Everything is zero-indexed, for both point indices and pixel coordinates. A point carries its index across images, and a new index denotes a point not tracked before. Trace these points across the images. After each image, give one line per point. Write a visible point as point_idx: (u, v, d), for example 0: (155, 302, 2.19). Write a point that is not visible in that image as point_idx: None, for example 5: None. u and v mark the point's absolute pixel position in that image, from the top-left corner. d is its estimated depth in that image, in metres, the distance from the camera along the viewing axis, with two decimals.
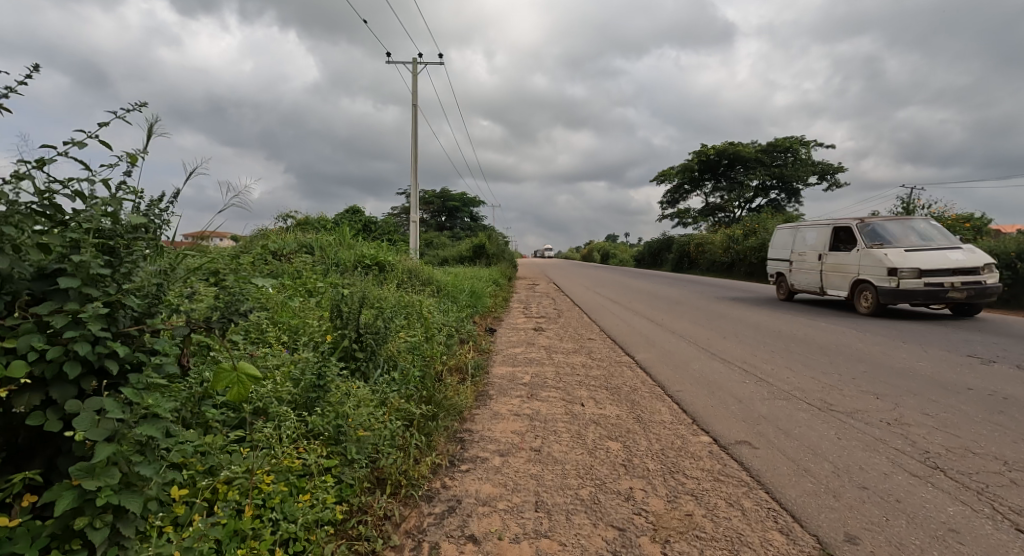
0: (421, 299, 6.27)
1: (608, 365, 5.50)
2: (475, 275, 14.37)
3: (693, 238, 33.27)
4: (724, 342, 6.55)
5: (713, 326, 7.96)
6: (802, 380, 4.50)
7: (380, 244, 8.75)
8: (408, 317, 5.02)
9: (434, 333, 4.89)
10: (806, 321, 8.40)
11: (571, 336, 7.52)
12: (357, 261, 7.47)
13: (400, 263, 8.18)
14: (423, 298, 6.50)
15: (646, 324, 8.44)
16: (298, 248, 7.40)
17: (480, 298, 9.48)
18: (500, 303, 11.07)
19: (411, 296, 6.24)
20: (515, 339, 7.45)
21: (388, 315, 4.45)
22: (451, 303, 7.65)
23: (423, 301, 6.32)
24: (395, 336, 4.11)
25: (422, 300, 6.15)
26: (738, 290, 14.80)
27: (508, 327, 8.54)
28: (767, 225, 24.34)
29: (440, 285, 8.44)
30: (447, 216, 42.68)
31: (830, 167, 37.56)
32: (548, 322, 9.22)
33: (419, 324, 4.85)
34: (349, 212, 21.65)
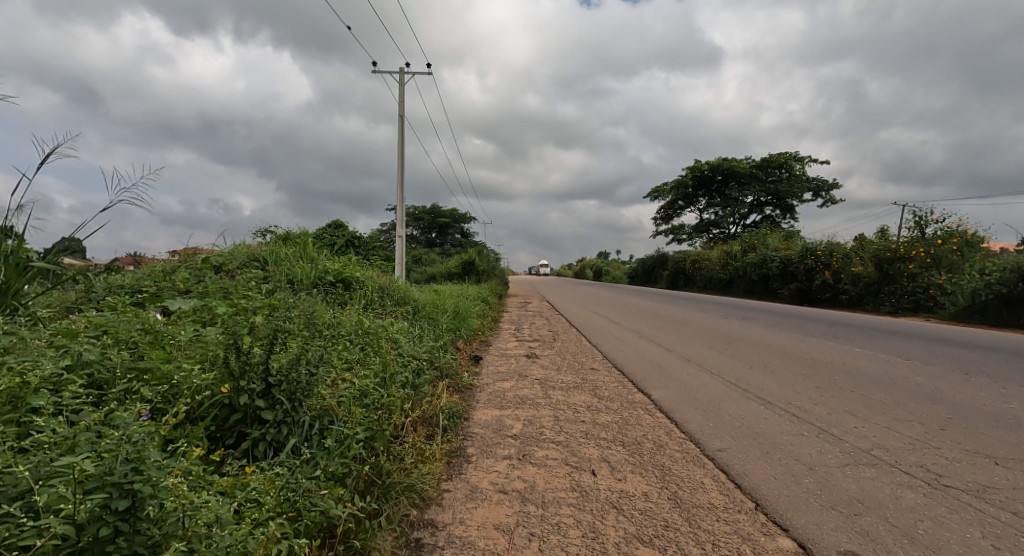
0: (387, 323, 5.16)
1: (618, 408, 4.39)
2: (462, 293, 13.25)
3: (689, 255, 32.49)
4: (754, 374, 5.48)
5: (734, 353, 6.91)
6: (879, 434, 3.43)
7: (350, 259, 7.65)
8: (363, 351, 3.90)
9: (396, 371, 3.76)
10: (838, 346, 7.35)
11: (569, 366, 6.41)
12: (317, 276, 6.35)
13: (370, 280, 7.07)
14: (391, 323, 5.38)
15: (655, 350, 7.35)
16: (248, 262, 6.30)
17: (464, 320, 8.35)
18: (488, 325, 9.98)
19: (375, 321, 5.12)
20: (504, 370, 6.34)
21: (328, 350, 3.32)
22: (428, 327, 6.51)
23: (391, 327, 5.21)
24: (333, 382, 3.00)
25: (388, 325, 5.04)
26: (745, 309, 13.77)
27: (497, 354, 7.40)
28: (767, 241, 23.55)
29: (417, 304, 7.31)
30: (437, 233, 41.73)
31: (825, 182, 37.12)
32: (543, 347, 8.09)
33: (376, 359, 3.73)
34: (331, 226, 20.57)
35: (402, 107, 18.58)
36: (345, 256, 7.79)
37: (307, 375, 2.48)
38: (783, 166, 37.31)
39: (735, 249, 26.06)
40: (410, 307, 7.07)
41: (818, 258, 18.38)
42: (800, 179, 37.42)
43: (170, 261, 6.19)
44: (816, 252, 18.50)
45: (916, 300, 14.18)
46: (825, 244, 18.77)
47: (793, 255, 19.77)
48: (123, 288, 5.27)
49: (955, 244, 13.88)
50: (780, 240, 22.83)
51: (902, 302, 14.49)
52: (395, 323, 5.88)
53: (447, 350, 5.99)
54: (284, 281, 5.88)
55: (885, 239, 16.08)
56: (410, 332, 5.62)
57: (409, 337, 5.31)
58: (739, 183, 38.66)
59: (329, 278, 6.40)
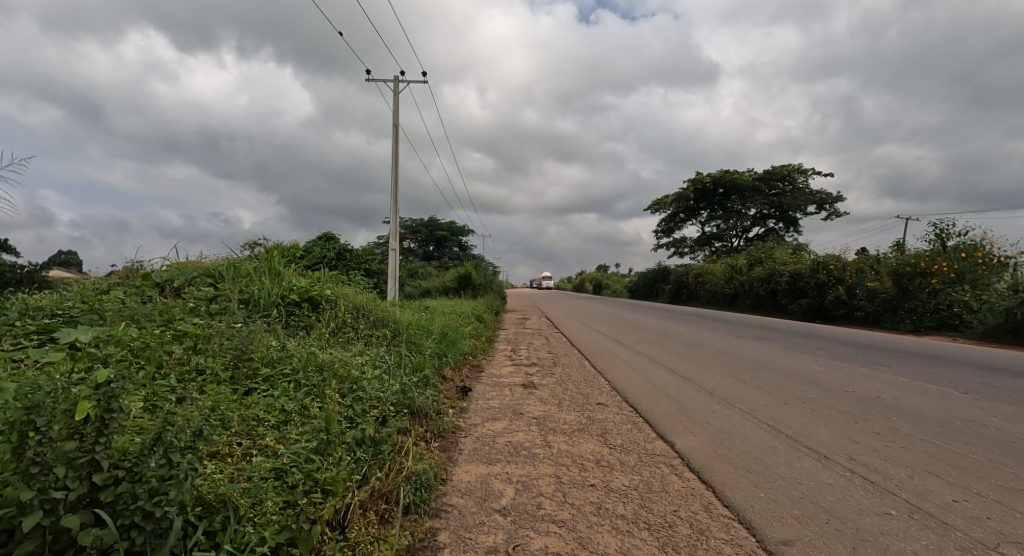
0: (350, 357, 4.26)
1: (637, 465, 3.48)
2: (455, 310, 12.33)
3: (691, 268, 31.68)
4: (793, 415, 4.59)
5: (759, 384, 6.03)
6: (999, 519, 2.55)
7: (324, 276, 6.76)
8: (307, 397, 3.02)
9: (345, 427, 2.88)
10: (877, 374, 6.45)
11: (572, 401, 5.49)
12: (279, 295, 5.46)
13: (344, 298, 6.19)
14: (356, 357, 4.48)
15: (669, 379, 6.45)
16: (200, 278, 5.39)
17: (453, 342, 7.43)
18: (482, 346, 9.12)
19: (334, 353, 4.22)
20: (497, 404, 5.42)
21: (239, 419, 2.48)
22: (407, 354, 5.59)
23: (355, 360, 4.31)
24: (235, 464, 2.14)
25: (351, 359, 4.16)
26: (758, 327, 12.89)
27: (489, 383, 6.48)
28: (774, 254, 22.75)
29: (398, 325, 6.41)
30: (435, 246, 40.98)
31: (830, 195, 36.51)
32: (541, 374, 7.15)
33: (319, 408, 2.86)
34: (322, 238, 19.73)
35: (395, 115, 17.87)
36: (318, 273, 6.88)
37: (166, 466, 1.66)
38: (786, 179, 36.75)
39: (740, 263, 25.27)
40: (389, 330, 6.17)
41: (830, 272, 17.57)
42: (804, 192, 36.81)
43: (108, 278, 5.30)
44: (828, 267, 17.69)
45: (940, 318, 13.33)
46: (838, 258, 17.96)
47: (803, 269, 18.97)
48: (37, 309, 4.36)
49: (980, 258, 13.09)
50: (788, 253, 22.04)
51: (925, 320, 13.64)
52: (364, 352, 4.98)
53: (428, 383, 5.09)
54: (235, 303, 4.98)
55: (902, 253, 15.30)
56: (380, 364, 4.72)
57: (379, 372, 4.42)
58: (741, 195, 38.05)
59: (294, 297, 5.51)
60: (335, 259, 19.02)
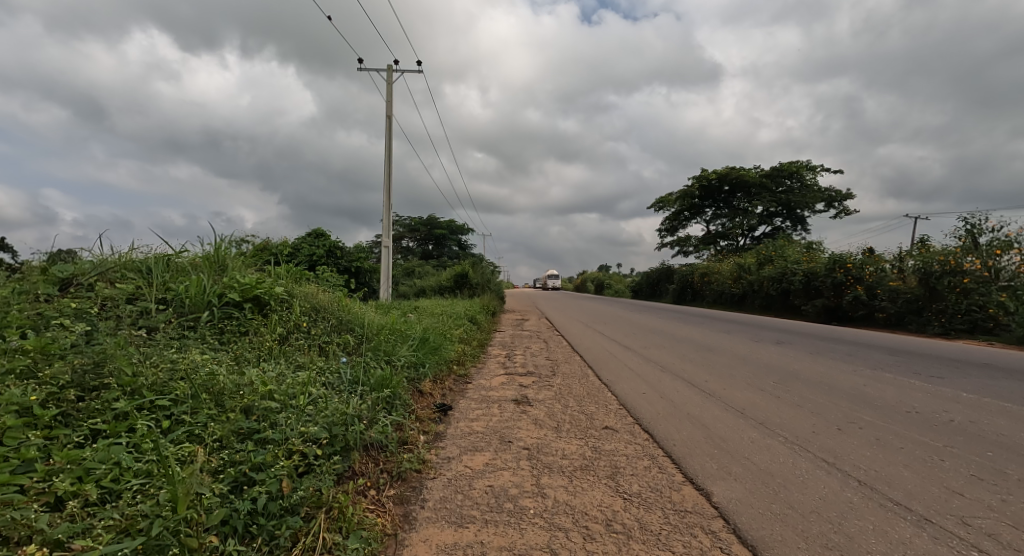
0: (283, 377, 3.28)
1: (666, 534, 2.48)
2: (447, 312, 11.39)
3: (697, 268, 30.69)
4: (854, 448, 3.59)
5: (797, 402, 5.02)
6: None
7: (280, 271, 5.74)
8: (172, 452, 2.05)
9: (219, 496, 1.94)
10: (937, 390, 5.44)
11: (572, 424, 4.49)
12: (217, 293, 4.48)
13: (302, 298, 5.20)
14: (294, 375, 3.48)
15: (688, 394, 5.46)
16: (121, 272, 4.40)
17: (436, 349, 6.44)
18: (471, 352, 8.14)
19: (260, 371, 3.23)
20: (481, 428, 4.42)
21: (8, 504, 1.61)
22: (371, 367, 4.59)
23: (289, 379, 3.33)
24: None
25: (281, 380, 3.17)
26: (776, 331, 11.88)
27: (474, 399, 5.48)
28: (786, 253, 21.75)
29: (367, 329, 5.40)
30: (434, 244, 39.96)
31: (839, 192, 35.46)
32: (537, 386, 6.14)
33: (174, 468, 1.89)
34: (311, 235, 18.82)
35: (388, 105, 16.95)
36: (276, 269, 5.84)
37: None
38: (794, 175, 35.78)
39: (749, 262, 24.28)
40: (354, 337, 5.14)
41: (848, 271, 16.57)
42: (813, 189, 35.79)
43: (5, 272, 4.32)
44: (846, 266, 16.70)
45: (972, 320, 12.32)
46: (856, 256, 16.96)
47: (817, 268, 17.97)
48: None
49: (1017, 255, 12.09)
50: (800, 251, 21.05)
51: (955, 322, 12.64)
52: (311, 366, 3.97)
53: (392, 405, 4.09)
54: (152, 306, 3.98)
55: (927, 250, 14.29)
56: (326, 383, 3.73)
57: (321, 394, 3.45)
58: (748, 193, 37.05)
59: (234, 294, 4.50)
60: (325, 257, 18.12)
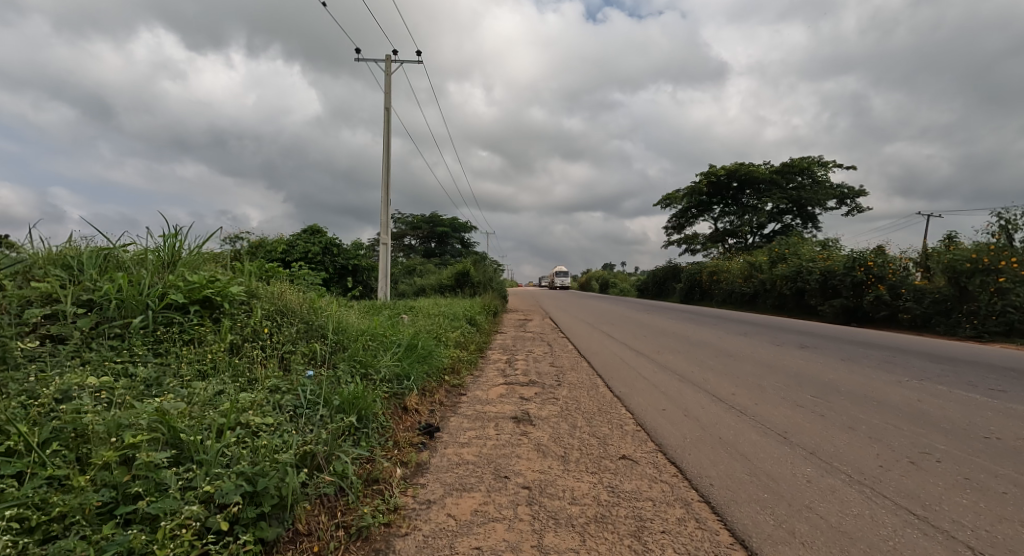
0: (208, 409, 2.55)
1: None
2: (443, 313, 10.69)
3: (706, 266, 29.82)
4: (943, 493, 2.82)
5: (847, 422, 4.24)
6: None
7: (243, 270, 4.97)
8: None
9: None
10: (1006, 408, 4.65)
11: (582, 452, 3.74)
12: (157, 294, 3.75)
13: (266, 299, 4.47)
14: (231, 402, 2.75)
15: (717, 411, 4.68)
16: (42, 270, 3.66)
17: (426, 357, 5.71)
18: (468, 358, 7.44)
19: (175, 401, 2.51)
20: (472, 457, 3.67)
21: None
22: (340, 385, 3.85)
23: (219, 409, 2.62)
24: None
25: (203, 415, 2.44)
26: (796, 333, 11.10)
27: (466, 418, 4.74)
28: (801, 251, 20.88)
29: (343, 335, 4.65)
30: (436, 242, 39.27)
31: (852, 189, 34.44)
32: (540, 400, 5.40)
33: None
34: (307, 232, 18.14)
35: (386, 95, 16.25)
36: (242, 266, 5.08)
37: None
38: (805, 172, 34.90)
39: (761, 260, 23.44)
40: (326, 344, 4.38)
41: (869, 270, 15.72)
42: (825, 185, 34.88)
43: None
44: (866, 264, 15.85)
45: (1008, 322, 11.50)
46: (876, 254, 16.14)
47: (835, 266, 17.10)
48: None
49: None
50: (815, 249, 20.21)
51: (989, 324, 11.82)
52: (260, 387, 3.23)
53: (359, 435, 3.35)
54: (68, 311, 3.24)
55: (956, 247, 13.42)
56: (275, 407, 2.99)
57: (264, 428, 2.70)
58: (758, 190, 36.10)
59: (178, 295, 3.75)
60: (321, 255, 17.44)
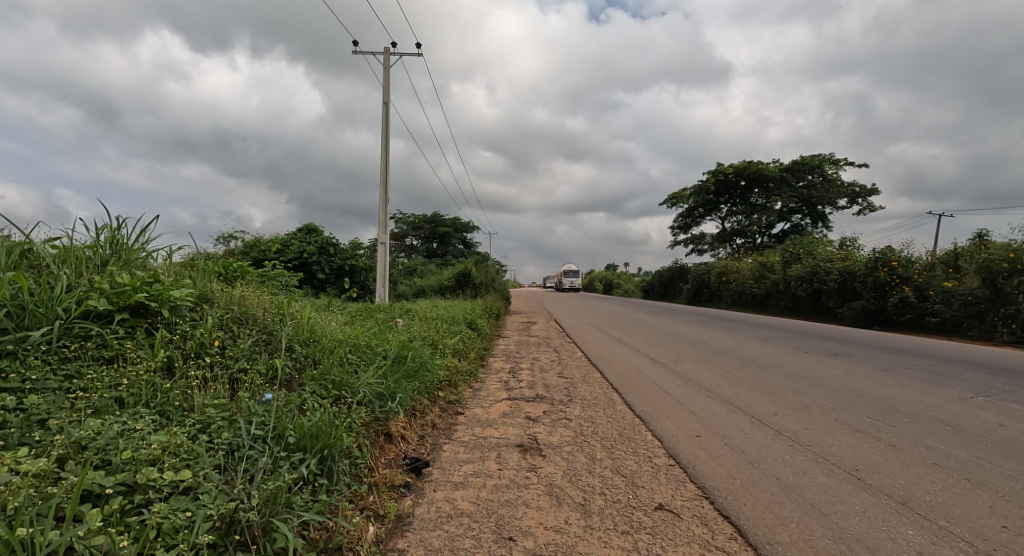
0: (86, 471, 1.87)
1: None
2: (441, 316, 9.95)
3: (714, 267, 29.01)
4: None
5: (928, 458, 3.46)
6: None
7: (201, 270, 4.18)
8: None
9: None
10: None
11: (606, 499, 2.97)
12: (74, 298, 2.98)
13: (222, 304, 3.72)
14: (131, 454, 2.01)
15: (764, 440, 3.88)
16: None
17: (417, 371, 4.96)
18: (467, 368, 6.68)
19: (37, 464, 1.82)
20: (467, 505, 2.89)
21: None
22: (304, 414, 3.10)
23: (100, 472, 1.89)
24: None
25: (69, 485, 1.77)
26: (821, 339, 10.30)
27: (462, 447, 3.97)
28: (817, 251, 20.07)
29: (315, 348, 3.90)
30: (438, 242, 38.56)
31: (865, 187, 33.59)
32: (549, 422, 4.65)
33: None
34: (303, 230, 17.46)
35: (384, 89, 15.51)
36: (201, 266, 4.30)
37: None
38: (816, 170, 34.08)
39: (774, 261, 22.62)
40: (291, 360, 3.62)
41: (893, 270, 14.95)
42: (836, 184, 34.03)
43: None
44: (890, 264, 15.07)
45: None
46: (900, 253, 15.31)
47: (856, 266, 16.30)
48: None
49: None
50: (832, 249, 19.40)
51: None
52: (188, 425, 2.47)
53: (318, 484, 2.60)
54: None
55: (989, 246, 12.65)
56: (200, 456, 2.22)
57: (166, 496, 1.94)
58: (767, 189, 35.27)
59: (100, 301, 2.98)
60: (316, 255, 16.72)
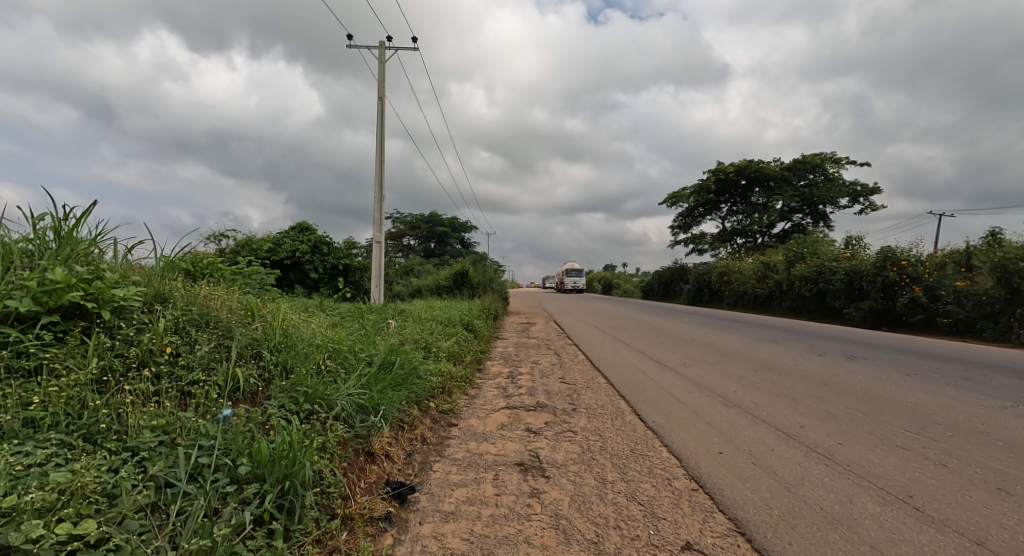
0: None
1: None
2: (436, 317, 9.50)
3: (715, 267, 28.59)
4: None
5: (991, 482, 3.00)
6: None
7: (162, 264, 3.69)
8: None
9: None
10: None
11: (621, 535, 2.52)
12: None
13: (179, 305, 3.24)
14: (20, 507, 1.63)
15: (796, 459, 3.43)
16: None
17: (404, 380, 4.50)
18: (461, 373, 6.21)
19: None
20: (457, 543, 2.44)
21: None
22: (266, 434, 2.66)
23: None
24: None
25: None
26: (833, 341, 9.85)
27: (455, 467, 3.52)
28: (822, 250, 19.65)
29: (287, 355, 3.43)
30: (436, 242, 38.10)
31: (867, 186, 33.21)
32: (552, 436, 4.19)
33: None
34: (296, 229, 17.00)
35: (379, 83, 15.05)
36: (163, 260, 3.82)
37: None
38: (817, 169, 33.71)
39: (777, 260, 22.22)
40: (257, 369, 3.16)
41: (902, 270, 14.52)
42: (838, 183, 33.65)
43: None
44: (900, 263, 14.65)
45: None
46: (909, 253, 14.90)
47: (864, 266, 15.88)
48: None
49: None
50: (837, 249, 19.00)
51: None
52: (114, 457, 2.03)
53: (274, 525, 2.16)
54: None
55: (1004, 245, 12.22)
56: (119, 498, 1.83)
57: None
58: (768, 188, 34.89)
59: (22, 301, 2.49)
60: (309, 254, 16.26)
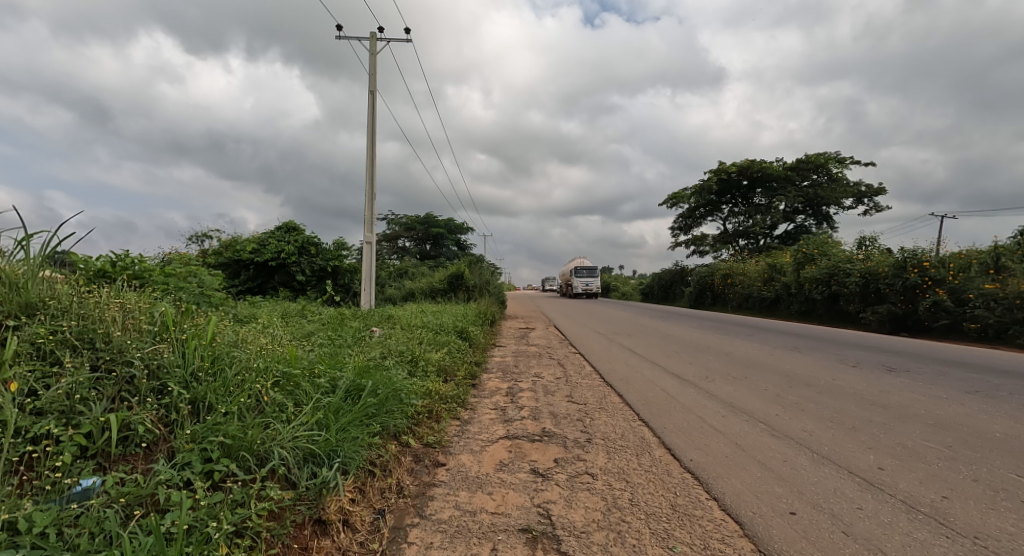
0: None
1: None
2: (429, 323, 8.59)
3: (718, 269, 27.68)
4: None
5: None
6: None
7: (48, 257, 2.75)
8: None
9: None
10: None
11: None
12: None
13: (51, 319, 2.31)
14: None
15: (899, 527, 2.54)
16: None
17: (376, 411, 3.56)
18: (452, 392, 5.29)
19: None
20: None
21: None
22: (141, 522, 1.74)
23: None
24: None
25: None
26: (862, 349, 9.01)
27: (438, 535, 2.60)
28: (833, 252, 18.84)
29: (208, 386, 2.50)
30: (431, 243, 37.18)
31: (872, 187, 32.47)
32: (564, 483, 3.28)
33: None
34: (282, 229, 16.11)
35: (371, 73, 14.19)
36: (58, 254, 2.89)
37: None
38: (821, 169, 33.01)
39: (785, 262, 21.41)
40: (154, 409, 2.24)
41: (924, 271, 13.70)
42: (842, 183, 32.96)
43: None
44: (922, 264, 13.80)
45: None
46: (930, 253, 14.09)
47: (881, 267, 15.07)
48: None
49: None
50: (850, 250, 18.20)
51: None
52: None
53: None
54: None
55: None
56: None
57: None
58: (771, 188, 34.18)
59: None
60: (296, 256, 15.35)
